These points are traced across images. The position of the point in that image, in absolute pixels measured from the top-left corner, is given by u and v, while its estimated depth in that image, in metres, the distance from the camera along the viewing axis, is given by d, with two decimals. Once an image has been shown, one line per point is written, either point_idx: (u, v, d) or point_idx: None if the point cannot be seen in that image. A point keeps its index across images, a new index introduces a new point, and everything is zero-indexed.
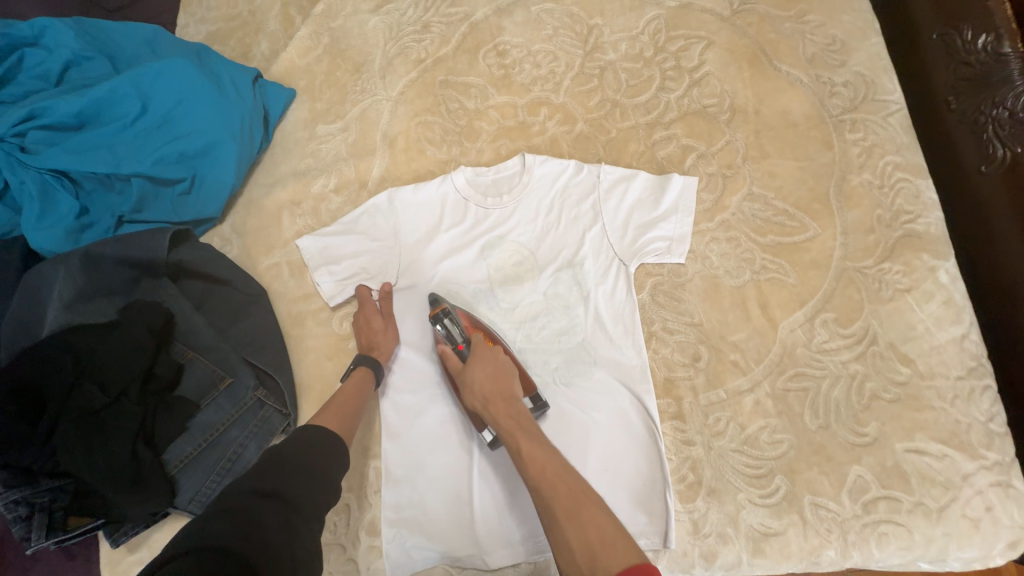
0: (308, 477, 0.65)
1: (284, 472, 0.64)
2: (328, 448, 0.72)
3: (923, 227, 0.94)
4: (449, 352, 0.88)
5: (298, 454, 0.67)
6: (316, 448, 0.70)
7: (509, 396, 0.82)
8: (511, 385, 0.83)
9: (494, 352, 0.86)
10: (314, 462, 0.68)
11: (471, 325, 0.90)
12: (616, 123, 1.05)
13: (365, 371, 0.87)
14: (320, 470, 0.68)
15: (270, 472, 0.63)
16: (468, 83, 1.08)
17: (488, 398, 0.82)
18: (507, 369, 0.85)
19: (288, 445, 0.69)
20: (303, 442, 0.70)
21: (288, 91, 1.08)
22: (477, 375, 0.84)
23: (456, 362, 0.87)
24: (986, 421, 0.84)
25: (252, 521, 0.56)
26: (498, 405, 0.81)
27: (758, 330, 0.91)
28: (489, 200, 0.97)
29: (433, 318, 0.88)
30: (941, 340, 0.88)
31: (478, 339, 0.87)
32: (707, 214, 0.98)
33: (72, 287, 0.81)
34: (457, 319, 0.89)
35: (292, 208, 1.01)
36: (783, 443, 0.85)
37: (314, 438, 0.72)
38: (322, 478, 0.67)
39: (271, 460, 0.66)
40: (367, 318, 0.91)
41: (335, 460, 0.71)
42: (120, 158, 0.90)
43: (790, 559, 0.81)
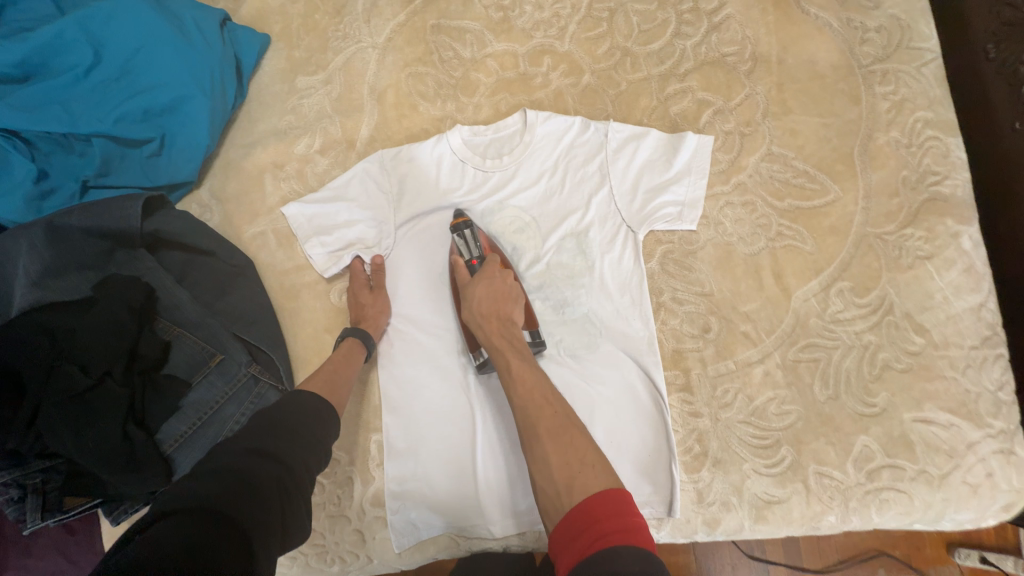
0: (300, 441, 0.62)
1: (276, 434, 0.61)
2: (319, 413, 0.68)
3: (949, 189, 0.88)
4: (460, 263, 0.85)
5: (290, 418, 0.64)
6: (306, 414, 0.66)
7: (506, 318, 0.81)
8: (511, 309, 0.82)
9: (503, 275, 0.83)
10: (303, 425, 0.64)
11: (489, 245, 0.87)
12: (627, 75, 0.95)
13: (354, 341, 0.83)
14: (313, 434, 0.64)
15: (262, 433, 0.60)
16: (463, 28, 0.97)
17: (484, 316, 0.80)
18: (511, 293, 0.82)
19: (277, 408, 0.65)
20: (294, 405, 0.67)
21: (262, 37, 0.96)
22: (478, 292, 0.82)
23: (465, 275, 0.84)
24: (996, 391, 0.83)
25: (247, 485, 0.53)
26: (492, 323, 0.80)
27: (771, 300, 0.87)
28: (488, 162, 0.90)
29: (454, 227, 0.86)
30: (958, 309, 0.85)
31: (492, 259, 0.84)
32: (723, 176, 0.92)
33: (39, 261, 0.74)
34: (476, 236, 0.86)
35: (274, 171, 0.93)
36: (791, 414, 0.84)
37: (305, 403, 0.68)
38: (315, 442, 0.64)
39: (261, 421, 0.62)
40: (357, 292, 0.87)
41: (328, 424, 0.68)
42: (77, 115, 0.81)
43: (791, 524, 0.82)
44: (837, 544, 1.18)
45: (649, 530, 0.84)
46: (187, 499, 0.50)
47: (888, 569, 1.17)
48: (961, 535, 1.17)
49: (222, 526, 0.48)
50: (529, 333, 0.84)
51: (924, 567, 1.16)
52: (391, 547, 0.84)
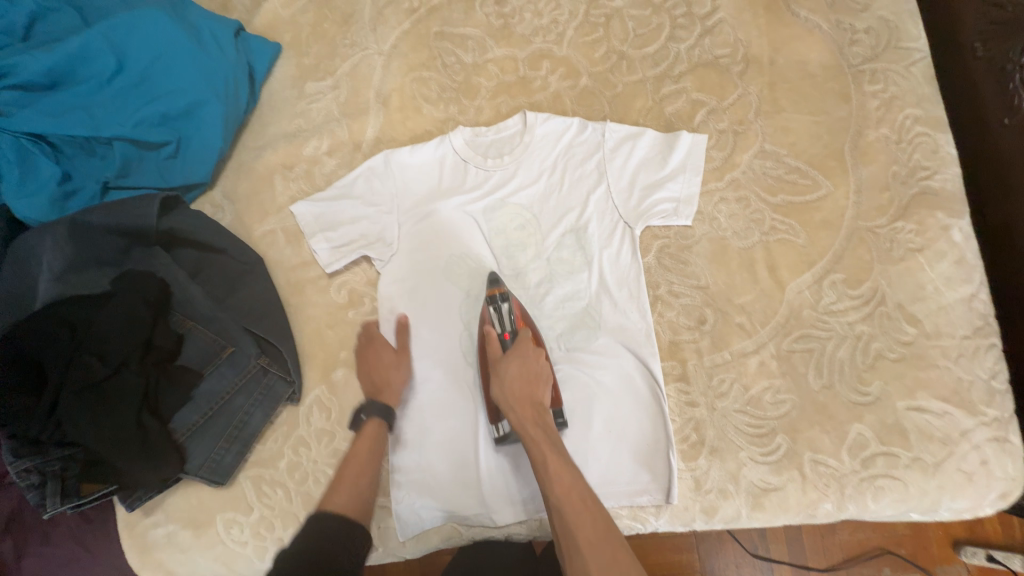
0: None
1: (299, 574, 0.57)
2: (343, 537, 0.64)
3: (939, 183, 0.91)
4: (492, 336, 0.85)
5: (312, 553, 0.61)
6: (328, 543, 0.63)
7: (538, 404, 0.79)
8: (542, 392, 0.81)
9: (536, 355, 0.83)
10: (325, 557, 0.61)
11: (522, 319, 0.87)
12: (623, 77, 0.99)
13: (378, 423, 0.82)
14: (337, 567, 0.61)
15: (286, 573, 0.57)
16: (465, 35, 1.01)
17: (517, 401, 0.78)
18: (543, 375, 0.82)
19: (299, 542, 0.62)
20: (315, 534, 0.63)
21: (273, 46, 1.01)
22: (512, 371, 0.80)
23: (497, 350, 0.84)
24: (988, 379, 0.84)
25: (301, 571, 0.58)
26: (525, 410, 0.78)
27: (765, 292, 0.90)
28: (489, 161, 0.94)
29: (489, 298, 0.86)
30: (949, 299, 0.87)
31: (524, 335, 0.83)
32: (717, 173, 0.95)
33: (61, 258, 0.78)
34: (509, 309, 0.86)
35: (284, 173, 0.97)
36: (786, 403, 0.86)
37: (329, 528, 0.64)
38: (340, 571, 0.60)
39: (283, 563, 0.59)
40: (377, 352, 0.87)
41: (354, 548, 0.64)
42: (100, 120, 0.85)
43: (787, 512, 0.83)
44: (842, 543, 1.21)
45: (647, 518, 0.86)
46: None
47: (893, 567, 1.20)
48: (967, 533, 1.20)
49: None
50: (554, 412, 0.83)
51: (930, 566, 1.20)
52: (395, 535, 0.86)
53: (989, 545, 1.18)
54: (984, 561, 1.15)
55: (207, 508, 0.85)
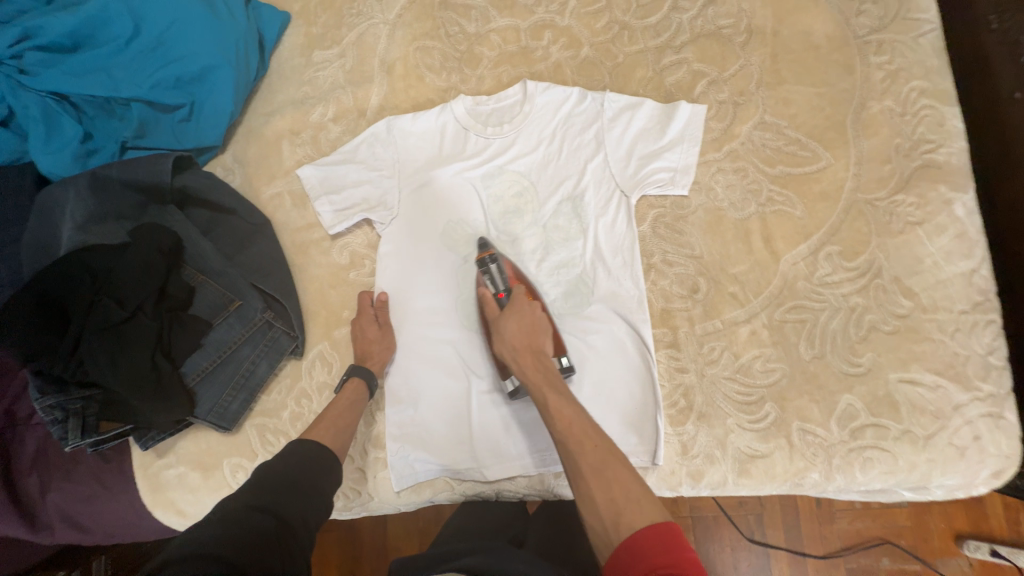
0: (301, 495, 0.64)
1: (277, 488, 0.63)
2: (319, 464, 0.71)
3: (944, 157, 0.89)
4: (488, 297, 0.87)
5: (293, 472, 0.67)
6: (302, 465, 0.69)
7: (538, 351, 0.82)
8: (543, 341, 0.83)
9: (532, 307, 0.85)
10: (302, 475, 0.67)
11: (515, 276, 0.89)
12: (624, 48, 0.99)
13: (358, 382, 0.87)
14: (313, 490, 0.67)
15: (272, 488, 0.63)
16: (469, 5, 1.03)
17: (517, 351, 0.81)
18: (541, 325, 0.84)
19: (280, 463, 0.68)
20: (295, 458, 0.69)
21: (283, 15, 1.04)
22: (511, 326, 0.83)
23: (493, 309, 0.87)
24: (985, 354, 0.83)
25: (275, 484, 0.64)
26: (525, 358, 0.81)
27: (760, 263, 0.90)
28: (489, 130, 0.96)
29: (481, 262, 0.89)
30: (948, 274, 0.86)
31: (518, 292, 0.86)
32: (715, 143, 0.95)
33: (83, 209, 0.83)
34: (502, 268, 0.88)
35: (291, 138, 1.00)
36: (775, 371, 0.86)
37: (307, 454, 0.71)
38: (313, 493, 0.66)
39: (270, 476, 0.65)
40: (363, 328, 0.90)
41: (327, 477, 0.70)
42: (118, 81, 0.90)
43: (774, 479, 0.84)
44: (841, 532, 1.21)
45: None
46: (197, 543, 0.52)
47: (892, 557, 1.20)
48: (971, 527, 1.18)
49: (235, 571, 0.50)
50: (564, 359, 0.85)
51: (930, 558, 1.19)
52: (391, 487, 0.89)
53: (994, 541, 1.17)
54: (988, 555, 1.13)
55: (214, 453, 0.90)
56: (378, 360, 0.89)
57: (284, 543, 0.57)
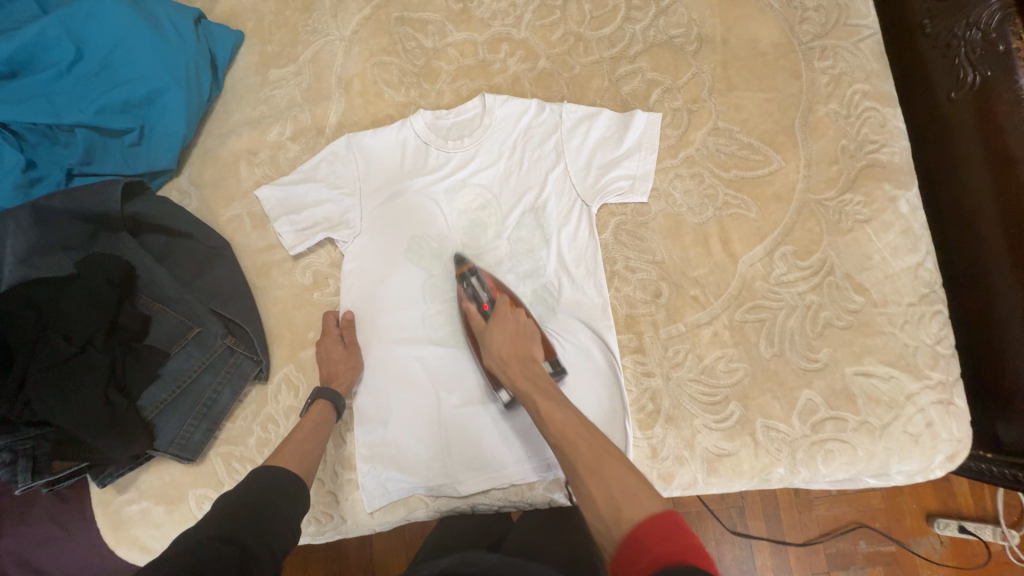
0: (266, 522, 0.63)
1: (241, 517, 0.61)
2: (287, 492, 0.69)
3: (887, 156, 0.93)
4: (472, 310, 0.87)
5: (261, 499, 0.65)
6: (267, 493, 0.67)
7: (525, 357, 0.81)
8: (529, 347, 0.82)
9: (515, 315, 0.84)
10: (269, 504, 0.65)
11: (497, 287, 0.89)
12: (580, 59, 1.01)
13: (325, 403, 0.86)
14: (281, 516, 0.65)
15: (237, 515, 0.61)
16: (425, 20, 1.03)
17: (504, 360, 0.80)
18: (526, 331, 0.83)
19: (246, 490, 0.66)
20: (262, 486, 0.68)
21: (235, 33, 1.02)
22: (496, 335, 0.82)
23: (478, 321, 0.86)
24: (933, 344, 0.87)
25: (239, 512, 0.62)
26: (513, 364, 0.79)
27: (718, 265, 0.93)
28: (449, 144, 0.96)
29: (461, 277, 0.90)
30: (896, 268, 0.90)
31: (501, 301, 0.85)
32: (671, 150, 0.97)
33: (24, 241, 0.80)
34: (483, 279, 0.89)
35: (249, 158, 0.99)
36: (738, 371, 0.89)
37: (274, 482, 0.69)
38: (280, 521, 0.64)
39: (235, 503, 0.63)
40: (329, 349, 0.89)
41: (296, 504, 0.69)
42: (60, 108, 0.87)
43: (742, 477, 0.86)
44: (818, 518, 1.25)
45: None
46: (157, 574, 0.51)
47: (868, 540, 1.24)
48: (939, 506, 1.23)
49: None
50: (549, 363, 0.86)
51: (904, 539, 1.23)
52: (363, 507, 0.89)
53: (961, 516, 1.22)
54: (956, 532, 1.19)
55: (179, 485, 0.87)
56: (345, 379, 0.88)
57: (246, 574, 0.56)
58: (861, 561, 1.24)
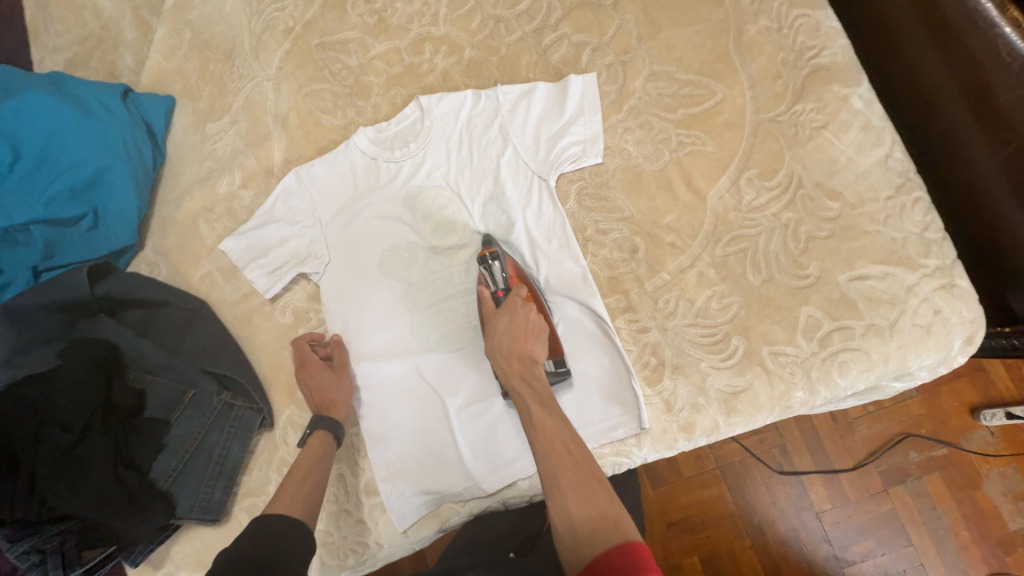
0: (265, 572, 0.63)
1: (241, 570, 0.62)
2: (288, 537, 0.69)
3: (829, 58, 0.92)
4: (486, 295, 0.85)
5: (259, 549, 0.65)
6: (269, 543, 0.67)
7: (526, 357, 0.78)
8: (532, 347, 0.79)
9: (525, 310, 0.81)
10: (269, 553, 0.65)
11: (516, 276, 0.87)
12: (504, 39, 1.01)
13: (324, 431, 0.85)
14: (280, 564, 0.65)
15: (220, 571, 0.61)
16: (345, 39, 1.03)
17: (505, 356, 0.78)
18: (535, 329, 0.81)
19: (245, 542, 0.66)
20: (261, 534, 0.68)
21: (165, 99, 1.04)
22: (501, 327, 0.80)
23: (489, 307, 0.85)
24: (921, 232, 0.85)
25: (237, 565, 0.62)
26: (513, 364, 0.77)
27: (688, 206, 0.91)
28: (397, 153, 0.96)
29: (482, 258, 0.86)
30: (865, 166, 0.88)
31: (516, 293, 0.82)
32: (615, 106, 0.96)
33: (5, 343, 0.80)
34: (503, 266, 0.86)
35: (206, 216, 0.99)
36: (732, 305, 0.87)
37: (276, 528, 0.69)
38: (280, 569, 0.65)
39: (236, 557, 0.64)
40: (316, 374, 0.88)
41: (298, 548, 0.69)
42: (11, 209, 0.88)
43: (762, 409, 0.84)
44: (861, 439, 1.22)
45: (632, 450, 0.87)
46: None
47: (918, 449, 1.21)
48: (982, 398, 1.20)
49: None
50: (552, 361, 0.85)
51: (953, 439, 1.20)
52: (395, 528, 0.87)
53: (1006, 403, 1.19)
54: (1004, 420, 1.15)
55: (210, 548, 0.87)
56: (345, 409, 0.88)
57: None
58: (916, 471, 1.20)
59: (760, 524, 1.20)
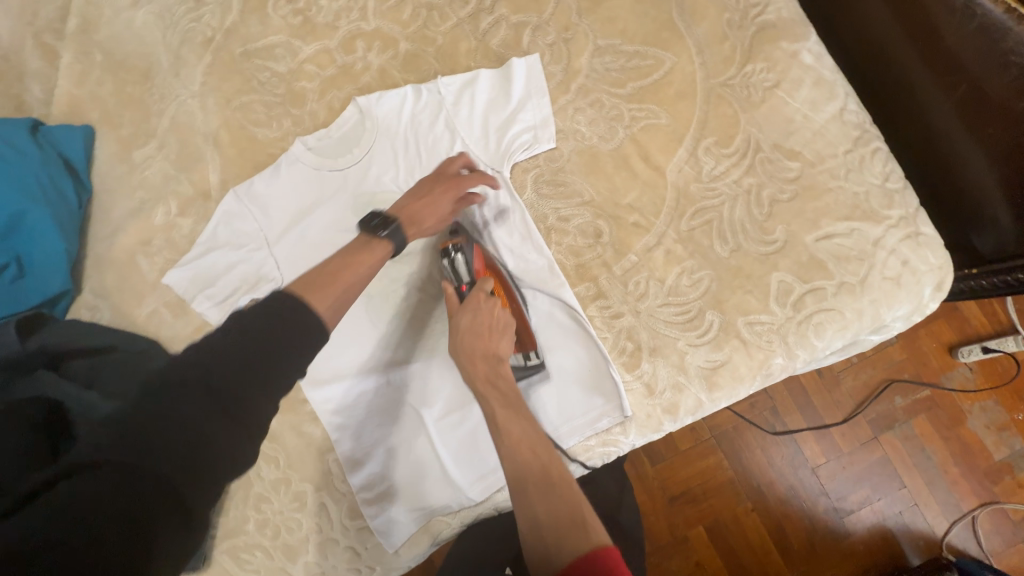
0: (223, 440, 0.51)
1: (219, 365, 0.53)
2: (300, 333, 0.57)
3: (774, 14, 0.89)
4: (449, 289, 0.82)
5: (240, 350, 0.53)
6: (276, 331, 0.55)
7: (491, 355, 0.75)
8: (498, 345, 0.76)
9: (489, 305, 0.78)
10: (254, 359, 0.53)
11: (482, 269, 0.83)
12: (439, 27, 0.95)
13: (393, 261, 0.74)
14: (247, 428, 0.53)
15: (158, 429, 0.49)
16: (271, 45, 0.97)
17: (470, 358, 0.75)
18: (500, 325, 0.78)
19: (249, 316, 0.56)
20: (265, 310, 0.57)
21: (81, 129, 0.96)
22: (463, 324, 0.77)
23: (454, 301, 0.81)
24: (882, 183, 0.84)
25: (205, 368, 0.52)
26: (478, 365, 0.74)
27: (648, 183, 0.89)
28: (340, 161, 0.91)
29: (444, 250, 0.82)
30: (820, 122, 0.86)
31: (480, 287, 0.79)
32: (562, 86, 0.92)
33: None
34: (468, 259, 0.83)
35: (144, 250, 0.93)
36: (703, 280, 0.85)
37: (280, 304, 0.58)
38: (242, 433, 0.52)
39: (220, 338, 0.55)
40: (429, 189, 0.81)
41: (291, 370, 0.55)
42: None
43: (743, 380, 0.83)
44: (849, 391, 1.23)
45: (619, 439, 0.84)
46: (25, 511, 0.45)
47: (903, 394, 1.22)
48: (958, 336, 1.22)
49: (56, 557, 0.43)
50: (521, 355, 0.83)
51: (935, 379, 1.22)
52: (386, 549, 0.83)
53: (981, 338, 1.21)
54: (981, 354, 1.18)
55: None
56: None
57: (123, 473, 0.47)
58: (904, 416, 1.21)
59: (760, 488, 1.21)
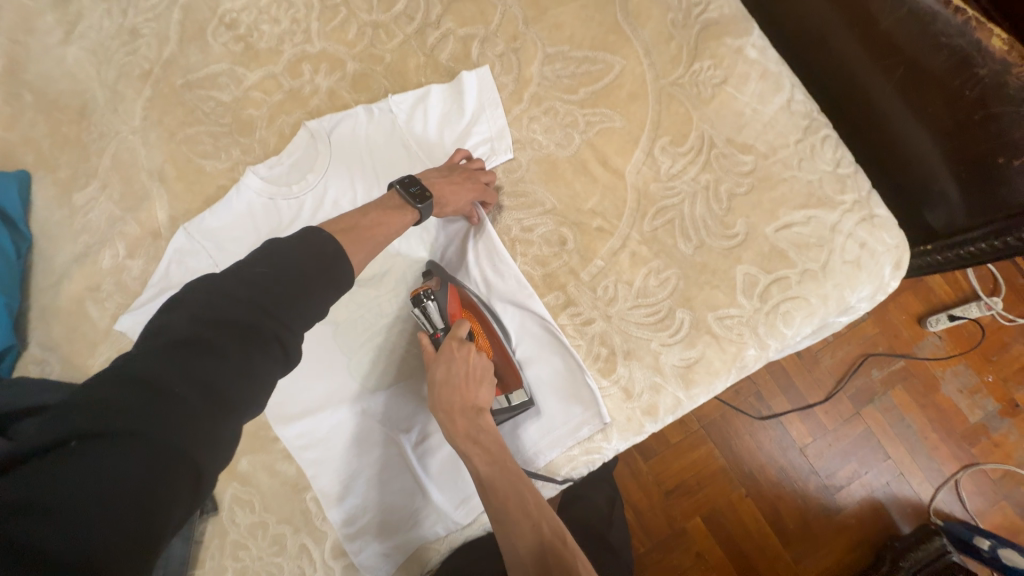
0: (249, 379, 0.50)
1: (235, 306, 0.51)
2: (322, 275, 0.57)
3: (716, 12, 0.90)
4: (425, 339, 0.79)
5: (262, 290, 0.53)
6: (289, 275, 0.55)
7: (471, 407, 0.72)
8: (478, 394, 0.73)
9: (464, 353, 0.75)
10: (271, 297, 0.53)
11: (456, 310, 0.80)
12: (386, 45, 0.94)
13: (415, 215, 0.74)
14: (270, 370, 0.52)
15: (177, 376, 0.46)
16: (213, 74, 0.94)
17: (446, 411, 0.72)
18: (477, 374, 0.74)
19: (264, 260, 0.56)
20: (277, 252, 0.57)
21: (15, 173, 0.91)
22: (439, 377, 0.74)
23: (429, 350, 0.78)
24: (834, 169, 0.85)
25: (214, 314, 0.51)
26: (456, 421, 0.71)
27: (608, 187, 0.89)
28: (295, 188, 0.88)
29: (415, 297, 0.78)
30: (770, 113, 0.87)
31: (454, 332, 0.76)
32: (515, 97, 0.91)
33: None
34: (441, 304, 0.79)
35: (92, 296, 0.89)
36: (670, 279, 0.85)
37: (296, 250, 0.57)
38: (265, 376, 0.51)
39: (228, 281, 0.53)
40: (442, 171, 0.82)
41: (312, 309, 0.55)
42: None
43: (719, 375, 0.82)
44: (828, 368, 1.25)
45: (602, 446, 0.83)
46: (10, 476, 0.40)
47: (880, 366, 1.24)
48: (925, 307, 1.25)
49: (59, 514, 0.38)
50: (503, 398, 0.80)
51: (908, 349, 1.25)
52: None
53: (947, 307, 1.25)
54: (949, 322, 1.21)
55: None
56: None
57: (147, 421, 0.43)
58: (881, 388, 1.24)
59: (752, 473, 1.21)
